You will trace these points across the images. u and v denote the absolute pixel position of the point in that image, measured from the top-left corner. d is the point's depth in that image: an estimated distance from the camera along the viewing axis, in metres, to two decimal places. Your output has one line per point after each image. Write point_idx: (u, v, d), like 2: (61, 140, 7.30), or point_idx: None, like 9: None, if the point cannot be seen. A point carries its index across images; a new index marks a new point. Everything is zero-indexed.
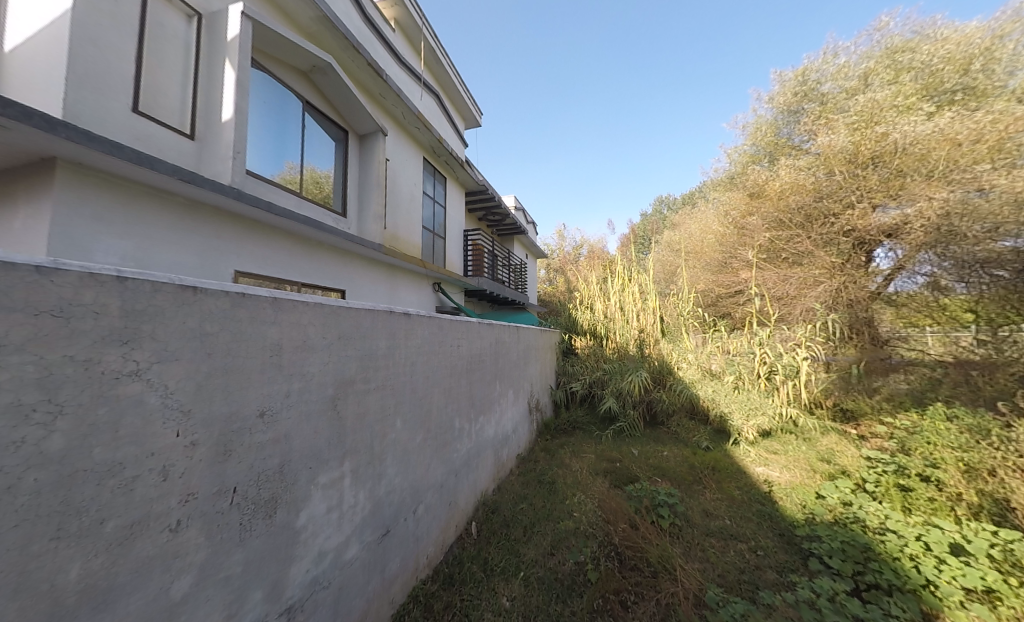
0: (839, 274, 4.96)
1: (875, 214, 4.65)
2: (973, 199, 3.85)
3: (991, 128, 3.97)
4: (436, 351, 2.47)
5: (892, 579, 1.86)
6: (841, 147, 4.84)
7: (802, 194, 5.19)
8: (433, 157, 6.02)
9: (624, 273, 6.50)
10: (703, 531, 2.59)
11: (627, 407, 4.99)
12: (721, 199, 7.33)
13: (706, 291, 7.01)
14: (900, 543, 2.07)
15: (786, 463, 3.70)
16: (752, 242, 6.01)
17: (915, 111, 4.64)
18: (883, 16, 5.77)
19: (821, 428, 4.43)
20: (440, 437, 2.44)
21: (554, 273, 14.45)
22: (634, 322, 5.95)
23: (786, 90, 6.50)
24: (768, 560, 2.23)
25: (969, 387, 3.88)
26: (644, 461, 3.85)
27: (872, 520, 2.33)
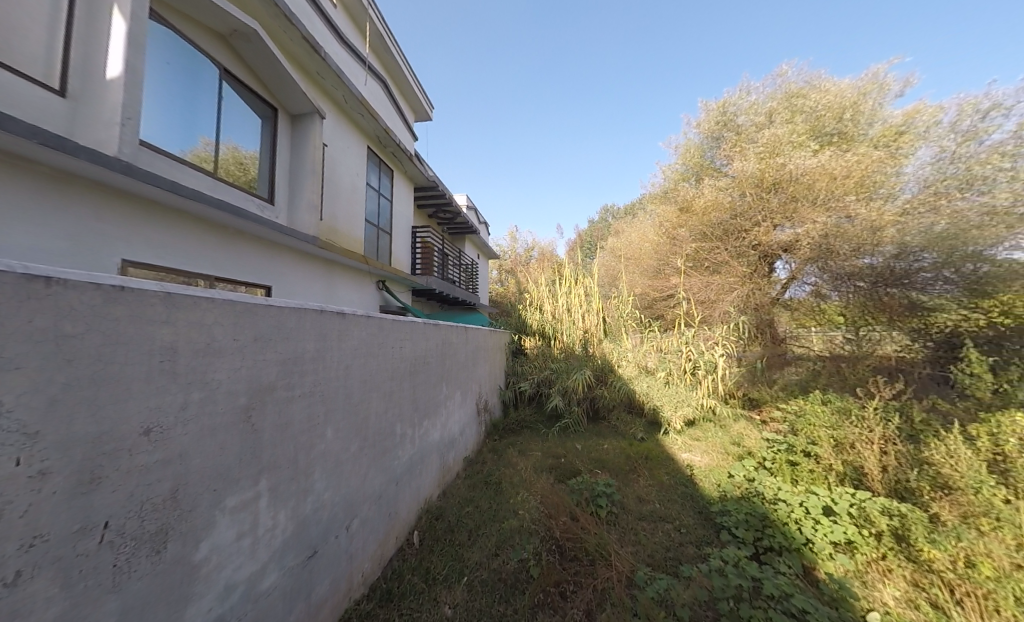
0: (748, 283, 5.81)
1: (775, 232, 5.46)
2: (843, 225, 4.79)
3: (857, 167, 4.86)
4: (376, 354, 2.33)
5: (782, 542, 2.18)
6: (750, 173, 5.56)
7: (721, 211, 5.90)
8: (379, 147, 5.67)
9: (571, 277, 6.81)
10: (636, 516, 2.79)
11: (571, 404, 5.18)
12: (656, 211, 7.98)
13: (642, 294, 7.58)
14: (788, 510, 2.40)
15: (706, 448, 4.16)
16: (681, 251, 6.65)
17: (804, 147, 5.52)
18: (783, 66, 6.74)
19: (734, 415, 5.03)
20: (379, 445, 2.30)
21: (505, 274, 14.54)
22: (580, 323, 6.24)
23: (709, 119, 7.26)
24: (689, 536, 2.47)
25: (839, 377, 4.67)
26: (585, 455, 4.04)
27: (768, 492, 2.66)
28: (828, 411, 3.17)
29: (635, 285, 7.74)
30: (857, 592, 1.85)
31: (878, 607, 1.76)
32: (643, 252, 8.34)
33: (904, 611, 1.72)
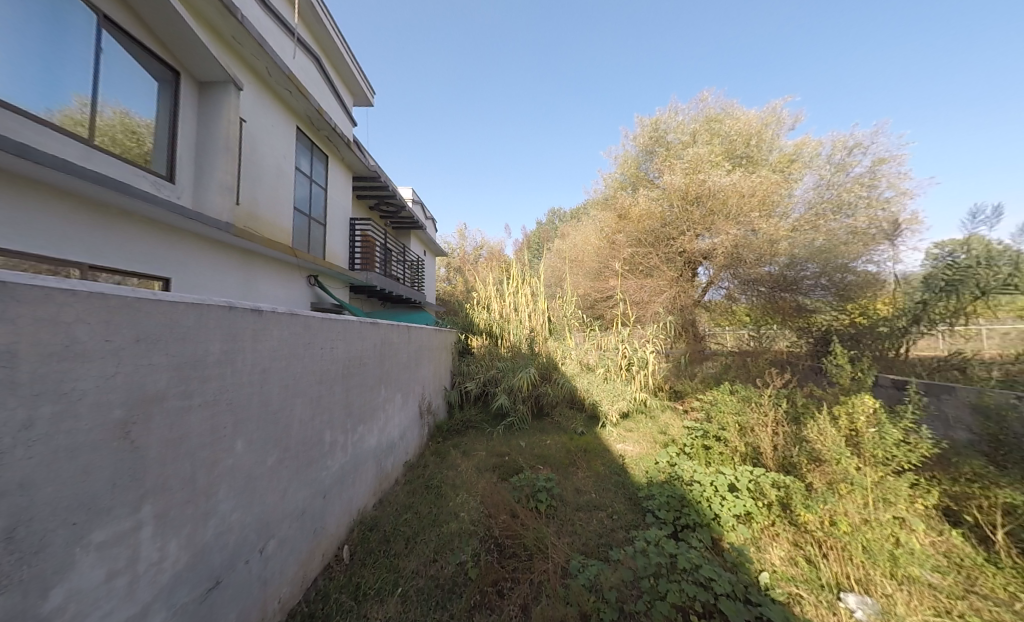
0: (675, 286, 6.43)
1: (697, 241, 6.11)
2: (750, 237, 5.57)
3: (760, 187, 5.62)
4: (300, 356, 2.11)
5: (697, 519, 2.45)
6: (677, 186, 6.12)
7: (653, 220, 6.44)
8: (310, 129, 5.18)
9: (518, 276, 6.91)
10: (574, 506, 2.92)
11: (517, 402, 5.26)
12: (597, 217, 8.41)
13: (585, 295, 7.96)
14: (701, 489, 2.71)
15: (637, 438, 4.52)
16: (618, 254, 7.10)
17: (720, 167, 6.24)
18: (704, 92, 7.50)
19: (662, 407, 5.53)
20: (303, 455, 2.09)
21: (454, 273, 14.28)
22: (525, 322, 6.35)
23: (644, 133, 7.76)
24: (619, 522, 2.65)
25: (743, 369, 5.13)
26: (528, 451, 4.12)
27: (685, 474, 2.99)
28: (735, 399, 3.63)
29: (577, 286, 8.07)
30: (753, 557, 2.14)
31: (768, 568, 2.05)
32: (585, 255, 8.38)
33: (787, 569, 2.04)
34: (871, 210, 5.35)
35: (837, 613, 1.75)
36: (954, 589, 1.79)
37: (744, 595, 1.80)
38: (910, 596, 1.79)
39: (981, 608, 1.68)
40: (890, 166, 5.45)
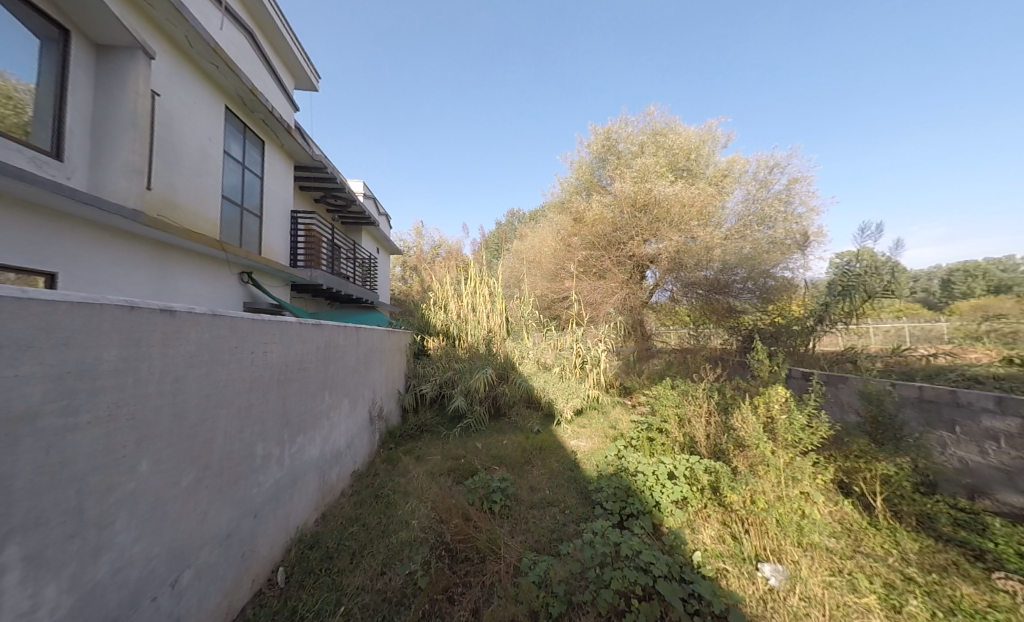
0: (625, 288, 6.86)
1: (645, 246, 6.53)
2: (690, 244, 6.08)
3: (699, 198, 6.13)
4: (225, 361, 1.89)
5: (641, 507, 2.60)
6: (627, 193, 6.48)
7: (605, 224, 6.76)
8: (242, 110, 4.70)
9: (476, 276, 6.85)
10: (528, 504, 2.96)
11: (473, 403, 5.19)
12: (553, 220, 8.59)
13: (542, 296, 8.10)
14: (645, 478, 2.90)
15: (590, 433, 4.70)
16: (573, 257, 7.34)
17: (665, 177, 6.71)
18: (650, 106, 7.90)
19: (612, 402, 5.80)
20: (229, 472, 1.88)
21: (410, 272, 13.80)
22: (483, 323, 6.31)
23: (597, 141, 8.10)
24: (571, 516, 2.74)
25: (683, 364, 5.59)
26: (485, 452, 4.10)
27: (630, 465, 3.17)
28: (675, 393, 3.91)
29: (534, 287, 8.17)
30: (687, 540, 2.33)
31: (700, 548, 2.25)
32: (541, 256, 8.56)
33: (716, 546, 2.25)
34: (787, 224, 6.16)
35: (757, 582, 1.97)
36: (845, 550, 2.12)
37: (679, 574, 1.95)
38: (812, 561, 2.06)
39: (865, 565, 2.00)
40: (802, 185, 6.27)
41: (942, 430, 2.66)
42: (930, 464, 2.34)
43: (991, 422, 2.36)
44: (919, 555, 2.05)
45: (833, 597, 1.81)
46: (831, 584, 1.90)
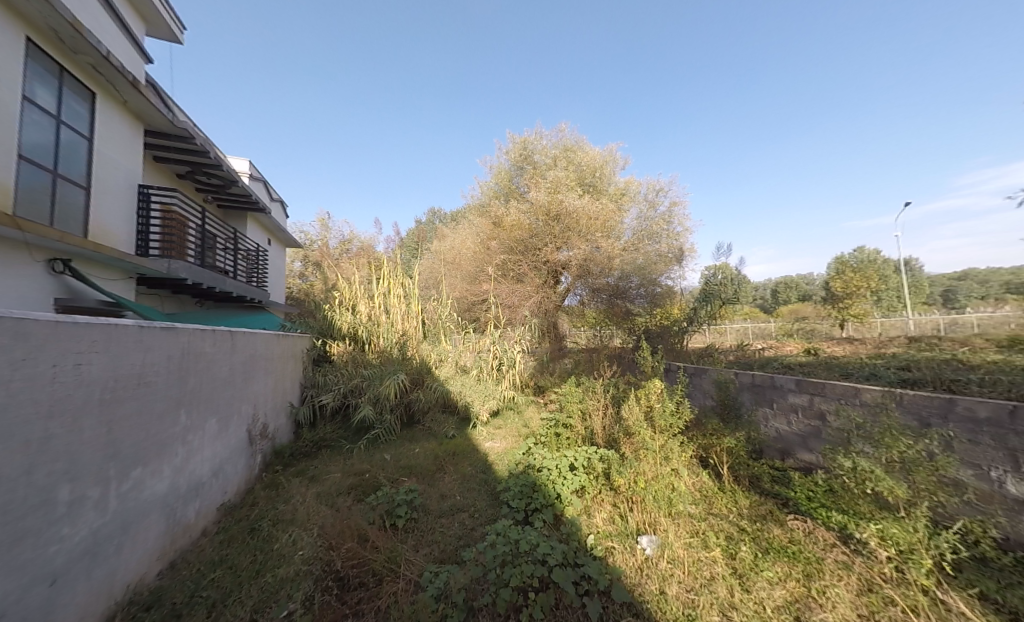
0: (541, 292, 7.23)
1: (558, 253, 6.99)
2: (595, 253, 6.72)
3: (603, 212, 6.81)
4: (4, 380, 1.33)
5: (544, 501, 2.73)
6: (541, 202, 6.86)
7: (522, 230, 7.04)
8: (58, 47, 3.56)
9: (389, 276, 6.41)
10: (437, 513, 2.85)
11: (383, 413, 4.79)
12: (472, 222, 8.54)
13: (462, 298, 7.97)
14: (548, 473, 3.08)
15: (504, 433, 4.79)
16: (492, 260, 7.43)
17: (575, 191, 7.27)
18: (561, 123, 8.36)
19: (527, 401, 6.01)
20: (11, 525, 1.34)
21: (313, 269, 12.25)
22: (396, 326, 5.90)
23: (515, 150, 8.42)
24: (479, 519, 2.73)
25: (588, 363, 6.15)
26: (393, 464, 3.83)
27: (536, 461, 3.34)
28: (579, 390, 4.21)
29: (453, 288, 7.96)
30: (583, 526, 2.52)
31: (593, 531, 2.46)
32: (460, 257, 8.47)
33: (607, 527, 2.50)
34: (669, 240, 7.28)
35: (636, 554, 2.23)
36: (701, 514, 2.57)
37: (572, 559, 2.08)
38: (677, 527, 2.42)
39: (714, 523, 2.45)
40: (680, 208, 7.48)
41: (767, 407, 3.41)
42: (756, 435, 3.04)
43: (794, 398, 3.11)
44: (750, 508, 2.58)
45: (690, 555, 2.17)
46: (690, 544, 2.27)
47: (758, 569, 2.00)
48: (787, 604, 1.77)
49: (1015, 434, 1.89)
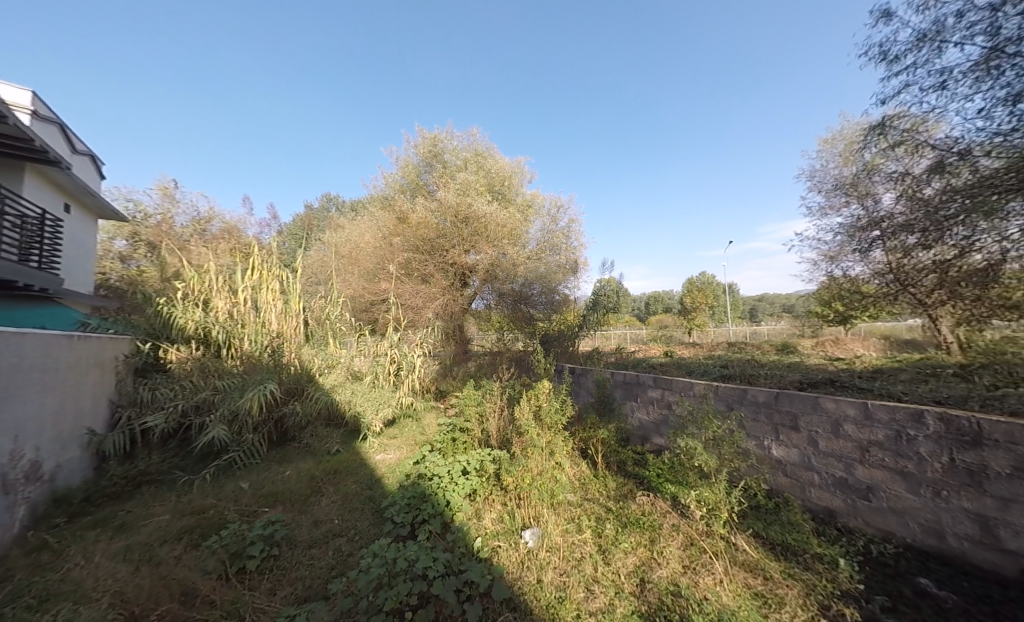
0: (447, 294, 6.99)
1: (466, 256, 6.92)
2: (501, 259, 6.89)
3: (511, 220, 7.02)
4: None
5: (432, 510, 2.63)
6: (450, 204, 6.74)
7: (428, 229, 6.75)
8: None
9: (261, 266, 5.34)
10: (306, 545, 2.47)
11: (242, 433, 3.93)
12: (373, 214, 7.81)
13: (357, 294, 7.12)
14: (439, 480, 3.01)
15: (399, 443, 4.47)
16: (394, 258, 6.89)
17: (485, 196, 7.34)
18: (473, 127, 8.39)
19: (427, 406, 5.72)
20: None
21: (147, 251, 9.40)
22: (268, 326, 4.92)
23: (424, 145, 8.10)
24: (359, 541, 2.47)
25: (491, 366, 6.26)
26: (252, 494, 3.18)
27: (427, 470, 3.22)
28: (478, 394, 4.22)
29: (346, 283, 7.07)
30: (471, 530, 2.53)
31: (481, 534, 2.50)
32: (355, 251, 7.52)
33: (494, 527, 2.57)
34: (567, 253, 7.97)
35: (519, 548, 2.34)
36: (578, 500, 2.85)
37: (456, 567, 2.05)
38: (557, 516, 2.63)
39: (587, 507, 2.76)
40: (577, 226, 8.31)
41: (633, 401, 4.00)
42: (620, 425, 3.55)
43: (652, 392, 3.73)
44: (616, 489, 2.98)
45: (566, 540, 2.38)
46: (567, 530, 2.49)
47: (617, 543, 2.32)
48: (636, 569, 2.09)
49: (777, 411, 2.65)
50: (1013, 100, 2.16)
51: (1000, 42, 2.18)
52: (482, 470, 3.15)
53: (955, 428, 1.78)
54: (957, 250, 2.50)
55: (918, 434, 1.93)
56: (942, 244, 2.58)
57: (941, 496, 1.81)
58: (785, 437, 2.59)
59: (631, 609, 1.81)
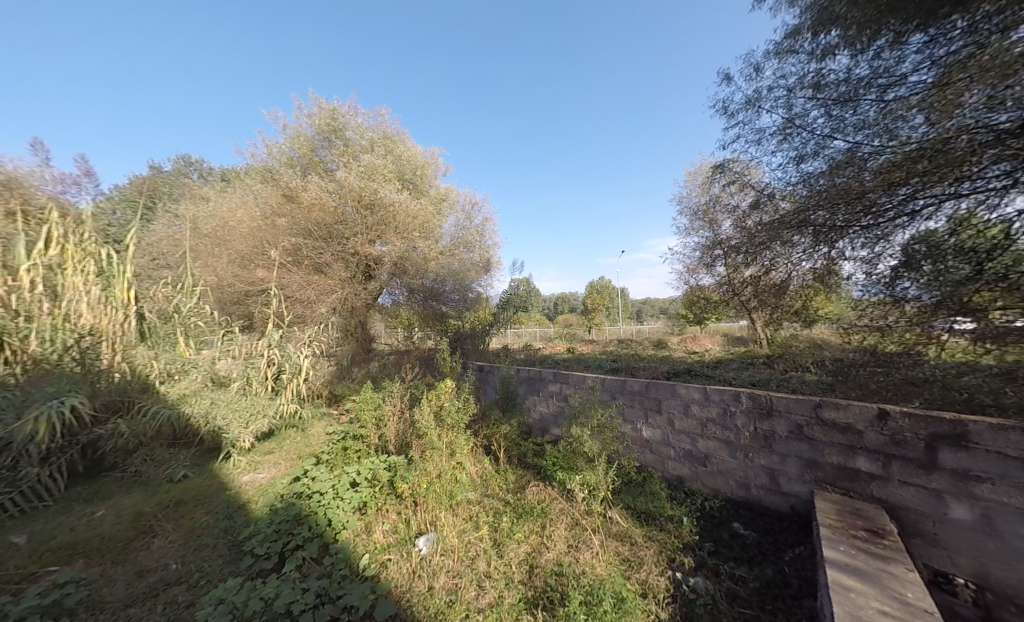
0: (347, 286, 6.15)
1: (371, 246, 6.26)
2: (411, 252, 6.45)
3: (423, 212, 6.58)
4: None
5: (308, 534, 2.28)
6: (351, 186, 6.02)
7: (325, 212, 5.89)
8: None
9: (63, 239, 3.89)
10: (119, 606, 1.89)
11: (18, 468, 2.81)
12: (249, 185, 6.42)
13: (220, 280, 5.53)
14: (321, 497, 2.65)
15: (277, 459, 3.80)
16: (276, 240, 5.67)
17: (394, 183, 6.76)
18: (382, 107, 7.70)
19: (316, 414, 4.95)
20: None
21: None
22: (74, 321, 3.57)
23: (321, 116, 7.07)
24: (206, 586, 2.00)
25: (396, 367, 5.90)
26: (30, 552, 2.29)
27: (307, 488, 2.81)
28: (377, 396, 3.84)
29: (206, 266, 5.52)
30: (357, 548, 2.30)
31: (369, 549, 2.29)
32: (216, 227, 5.91)
33: (385, 540, 2.38)
34: (480, 251, 7.98)
35: (411, 558, 2.21)
36: (477, 498, 2.85)
37: (333, 592, 1.84)
38: (454, 517, 2.58)
39: (486, 504, 2.78)
40: (491, 225, 8.38)
41: (535, 395, 4.18)
42: (520, 420, 3.69)
43: (552, 386, 3.95)
44: (515, 482, 3.07)
45: (462, 540, 2.35)
46: (463, 530, 2.46)
47: (511, 534, 2.38)
48: (526, 556, 2.19)
49: (646, 398, 3.09)
50: (798, 160, 2.88)
51: (791, 115, 2.89)
52: (375, 480, 2.90)
53: (758, 403, 2.37)
54: (764, 269, 3.22)
55: (737, 410, 2.49)
56: (756, 263, 3.27)
57: (749, 458, 2.42)
58: (652, 419, 3.03)
59: (519, 597, 1.88)
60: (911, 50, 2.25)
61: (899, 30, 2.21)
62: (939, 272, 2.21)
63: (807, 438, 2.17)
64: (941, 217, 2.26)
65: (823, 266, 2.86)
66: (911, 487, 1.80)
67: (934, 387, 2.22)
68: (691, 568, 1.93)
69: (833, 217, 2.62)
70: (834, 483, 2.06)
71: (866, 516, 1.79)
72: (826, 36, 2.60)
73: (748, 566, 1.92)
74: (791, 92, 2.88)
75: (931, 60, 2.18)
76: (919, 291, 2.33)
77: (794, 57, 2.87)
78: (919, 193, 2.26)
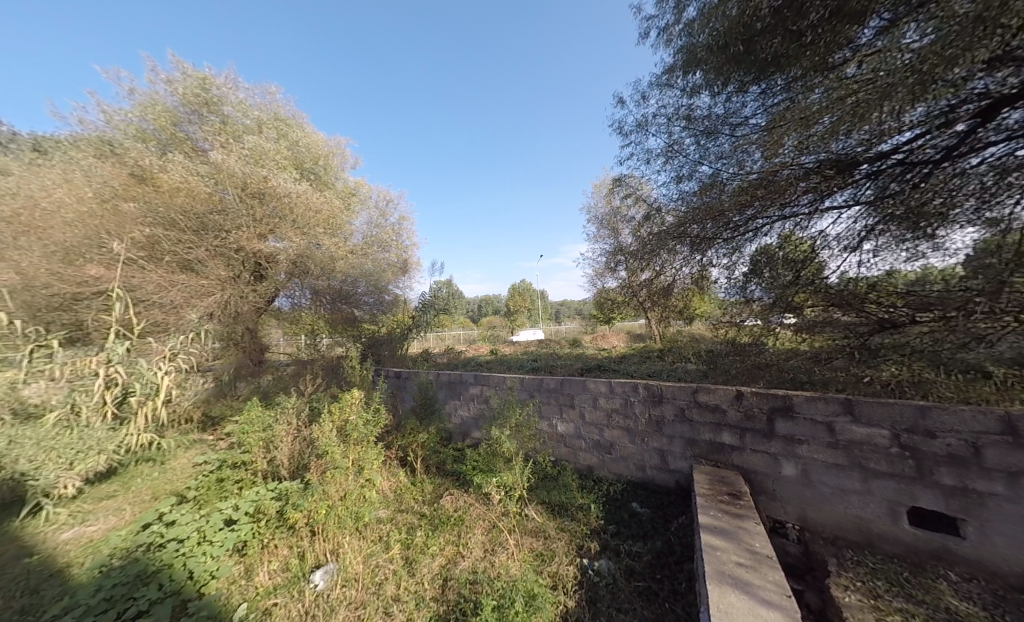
0: (229, 287, 5.15)
1: (260, 241, 5.37)
2: (312, 249, 5.74)
3: (327, 207, 5.92)
4: None
5: (156, 594, 1.78)
6: (232, 170, 5.09)
7: (194, 199, 4.84)
8: None
9: None
10: None
11: None
12: (74, 157, 4.91)
13: (26, 277, 4.06)
14: (178, 547, 2.12)
15: (120, 504, 2.97)
16: (121, 229, 4.45)
17: (289, 171, 5.92)
18: (272, 85, 6.73)
19: (183, 443, 4.01)
20: None
21: None
22: None
23: (187, 84, 5.83)
24: None
25: (295, 380, 5.21)
26: None
27: (157, 537, 2.21)
28: (265, 414, 3.25)
29: (1, 259, 4.01)
30: (231, 598, 1.90)
31: (248, 597, 1.91)
32: (12, 204, 4.18)
33: (271, 582, 2.03)
34: (397, 251, 7.56)
35: (305, 597, 1.92)
36: (388, 515, 2.63)
37: None
38: (361, 541, 2.33)
39: (399, 519, 2.58)
40: (407, 224, 8.02)
41: (455, 399, 4.07)
42: (437, 426, 3.54)
43: (472, 389, 3.88)
44: (431, 492, 2.92)
45: (368, 566, 2.12)
46: (370, 554, 2.23)
47: (425, 549, 2.24)
48: (440, 570, 2.07)
49: (560, 393, 3.22)
50: (678, 180, 3.37)
51: (671, 140, 3.35)
52: (259, 514, 2.44)
53: (652, 393, 2.67)
54: (655, 272, 3.64)
55: (636, 399, 2.76)
56: (649, 268, 3.70)
57: (644, 441, 2.70)
58: (566, 413, 3.19)
59: (430, 616, 1.76)
60: (750, 99, 2.84)
61: (743, 80, 2.76)
62: (773, 278, 2.81)
63: (688, 419, 2.51)
64: (774, 233, 2.89)
65: (698, 271, 3.38)
66: (758, 452, 2.22)
67: (772, 371, 2.77)
68: (597, 552, 2.07)
69: (706, 229, 3.10)
70: (707, 456, 2.42)
71: (728, 482, 2.14)
72: (693, 77, 3.10)
73: (643, 540, 2.13)
74: (669, 120, 3.34)
75: (763, 108, 2.77)
76: (761, 292, 2.90)
77: (670, 91, 3.34)
78: (759, 214, 2.84)
